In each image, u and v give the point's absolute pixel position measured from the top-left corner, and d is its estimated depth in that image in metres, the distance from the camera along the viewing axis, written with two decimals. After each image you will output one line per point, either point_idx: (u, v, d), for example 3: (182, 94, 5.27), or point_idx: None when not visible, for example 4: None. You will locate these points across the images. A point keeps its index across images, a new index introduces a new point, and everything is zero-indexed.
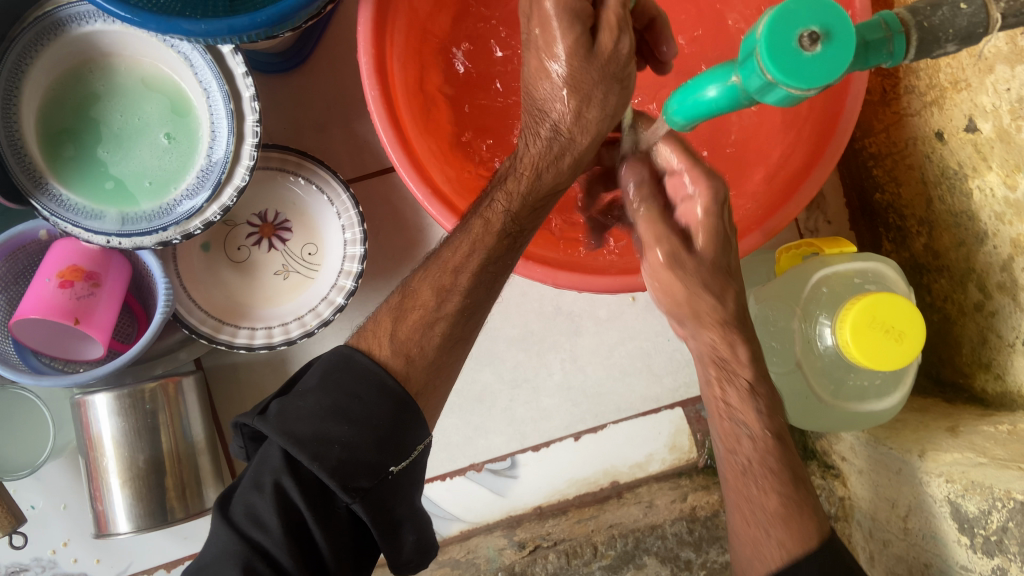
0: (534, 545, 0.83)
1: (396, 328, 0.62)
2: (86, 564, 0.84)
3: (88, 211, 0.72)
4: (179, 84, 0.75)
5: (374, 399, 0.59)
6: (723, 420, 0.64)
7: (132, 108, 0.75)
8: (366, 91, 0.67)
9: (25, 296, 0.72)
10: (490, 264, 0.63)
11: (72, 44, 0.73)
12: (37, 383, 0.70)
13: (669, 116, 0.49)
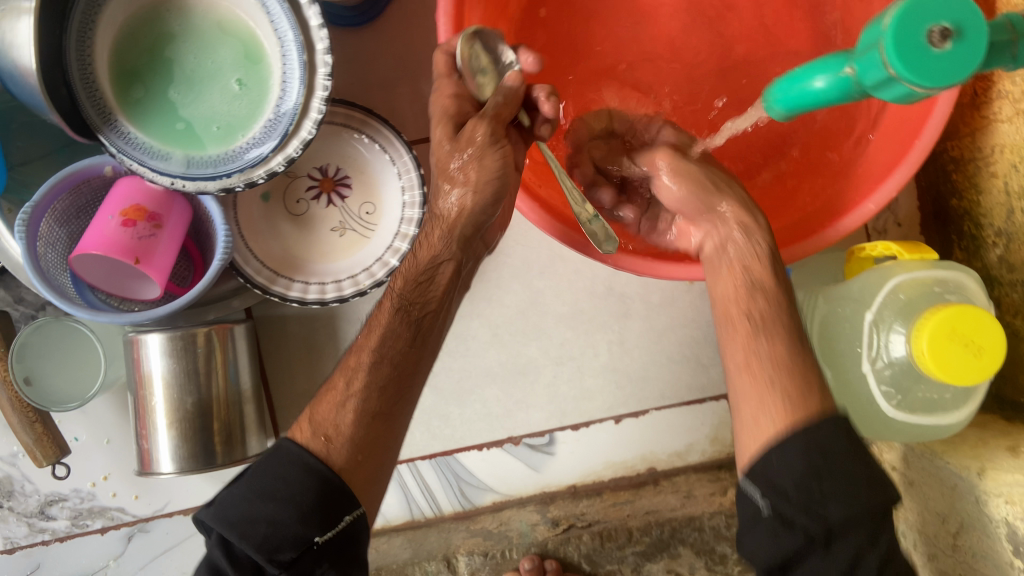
0: (568, 524, 0.91)
1: (314, 411, 0.66)
2: (125, 499, 0.86)
3: (155, 151, 0.72)
4: (253, 31, 0.74)
5: (296, 479, 0.60)
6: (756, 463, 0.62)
7: (204, 51, 0.74)
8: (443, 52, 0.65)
9: (88, 231, 0.72)
10: (394, 342, 0.67)
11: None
12: (94, 318, 0.70)
13: (770, 104, 0.47)
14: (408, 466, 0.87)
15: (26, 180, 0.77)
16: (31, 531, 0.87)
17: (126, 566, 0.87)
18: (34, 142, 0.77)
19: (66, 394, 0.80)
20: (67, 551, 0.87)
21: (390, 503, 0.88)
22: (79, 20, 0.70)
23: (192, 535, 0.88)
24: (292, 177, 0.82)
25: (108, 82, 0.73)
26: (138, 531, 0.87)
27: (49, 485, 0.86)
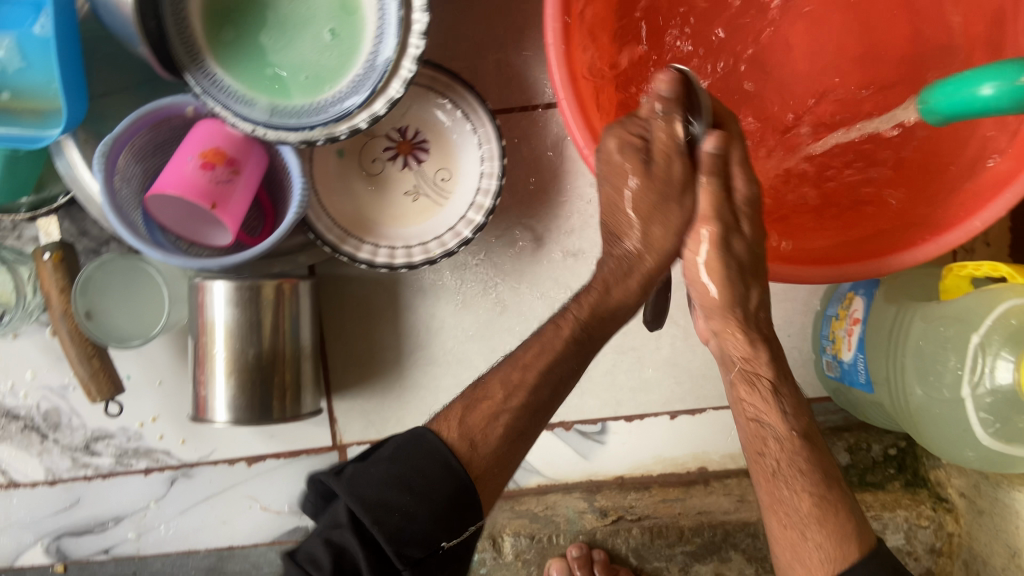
0: (616, 516, 0.86)
1: (466, 415, 0.61)
2: (171, 443, 0.86)
3: (241, 96, 0.70)
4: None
5: (436, 474, 0.57)
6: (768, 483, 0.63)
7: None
8: (548, 19, 0.61)
9: (166, 170, 0.70)
10: (559, 365, 0.63)
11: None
12: (167, 260, 0.69)
13: (927, 108, 0.51)
14: None
15: (106, 112, 0.76)
16: (75, 465, 0.86)
17: (166, 509, 0.87)
18: (116, 75, 0.76)
19: (129, 331, 0.79)
20: (108, 489, 0.87)
21: None
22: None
23: (233, 486, 0.87)
24: (370, 136, 0.80)
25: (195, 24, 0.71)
26: (181, 475, 0.87)
27: (99, 421, 0.86)
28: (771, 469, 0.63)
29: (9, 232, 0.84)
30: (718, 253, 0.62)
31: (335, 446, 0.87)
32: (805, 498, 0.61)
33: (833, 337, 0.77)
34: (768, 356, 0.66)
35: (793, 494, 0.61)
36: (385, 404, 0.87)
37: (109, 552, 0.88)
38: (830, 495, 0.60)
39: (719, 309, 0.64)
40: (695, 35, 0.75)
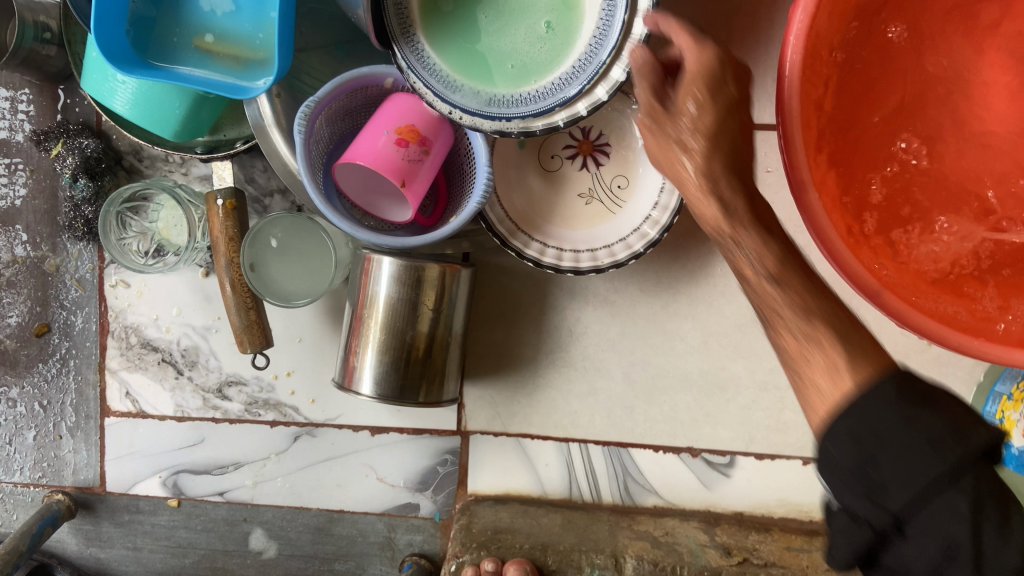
0: (743, 558, 0.78)
1: None
2: (301, 400, 0.87)
3: (445, 77, 0.69)
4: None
5: None
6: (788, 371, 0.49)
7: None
8: (789, 51, 0.58)
9: (360, 140, 0.70)
10: None
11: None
12: (350, 231, 0.69)
13: None
14: (579, 445, 0.86)
15: (300, 67, 0.77)
16: (205, 406, 0.88)
17: (285, 463, 0.88)
18: (316, 33, 0.77)
19: (291, 290, 0.80)
20: (233, 433, 0.88)
21: (552, 476, 0.87)
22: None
23: (353, 452, 0.88)
24: (554, 133, 0.78)
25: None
26: (306, 433, 0.88)
27: (234, 366, 0.87)
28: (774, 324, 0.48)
29: (177, 167, 0.85)
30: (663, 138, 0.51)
31: (459, 430, 0.87)
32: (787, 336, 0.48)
33: (1001, 416, 0.75)
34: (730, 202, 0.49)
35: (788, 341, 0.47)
36: (515, 398, 0.86)
37: (224, 495, 0.89)
38: (817, 318, 0.46)
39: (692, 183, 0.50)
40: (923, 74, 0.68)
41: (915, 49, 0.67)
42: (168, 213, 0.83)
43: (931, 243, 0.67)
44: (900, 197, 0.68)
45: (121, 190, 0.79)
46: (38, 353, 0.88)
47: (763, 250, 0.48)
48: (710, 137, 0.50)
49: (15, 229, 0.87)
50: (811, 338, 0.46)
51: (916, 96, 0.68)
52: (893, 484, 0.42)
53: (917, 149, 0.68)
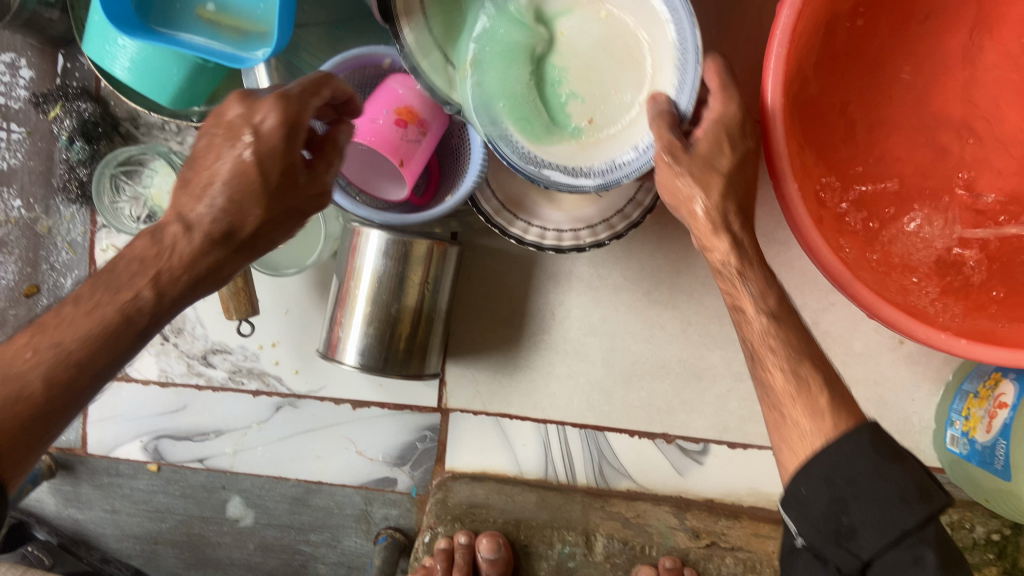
0: (710, 540, 0.81)
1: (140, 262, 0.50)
2: (284, 370, 0.88)
3: (533, 157, 0.59)
4: (659, 39, 0.58)
5: None
6: (768, 405, 0.58)
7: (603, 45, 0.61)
8: (774, 46, 0.60)
9: (359, 119, 0.71)
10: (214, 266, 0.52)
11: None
12: (350, 208, 0.70)
13: None
14: (557, 427, 0.88)
15: (299, 42, 0.78)
16: (189, 373, 0.88)
17: (266, 433, 0.89)
18: (317, 9, 0.78)
19: (284, 259, 0.84)
20: (216, 401, 0.89)
21: (529, 456, 0.88)
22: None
23: (334, 425, 0.89)
24: None
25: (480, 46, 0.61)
26: (288, 404, 0.89)
27: (219, 335, 0.87)
28: (759, 362, 0.59)
29: (172, 135, 0.86)
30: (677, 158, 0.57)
31: (440, 408, 0.88)
32: (777, 373, 0.58)
33: (966, 414, 0.77)
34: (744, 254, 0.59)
35: (775, 375, 0.58)
36: (496, 379, 0.87)
37: (204, 462, 0.90)
38: (807, 370, 0.57)
39: (709, 232, 0.59)
40: (898, 76, 0.70)
41: (889, 52, 0.69)
42: (162, 179, 0.83)
43: (891, 236, 0.69)
44: (865, 192, 0.70)
45: (118, 152, 0.82)
46: (27, 313, 0.90)
47: (765, 301, 0.59)
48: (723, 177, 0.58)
49: (10, 189, 0.88)
50: (799, 383, 0.57)
51: (889, 99, 0.70)
52: (864, 532, 0.50)
53: (886, 148, 0.70)
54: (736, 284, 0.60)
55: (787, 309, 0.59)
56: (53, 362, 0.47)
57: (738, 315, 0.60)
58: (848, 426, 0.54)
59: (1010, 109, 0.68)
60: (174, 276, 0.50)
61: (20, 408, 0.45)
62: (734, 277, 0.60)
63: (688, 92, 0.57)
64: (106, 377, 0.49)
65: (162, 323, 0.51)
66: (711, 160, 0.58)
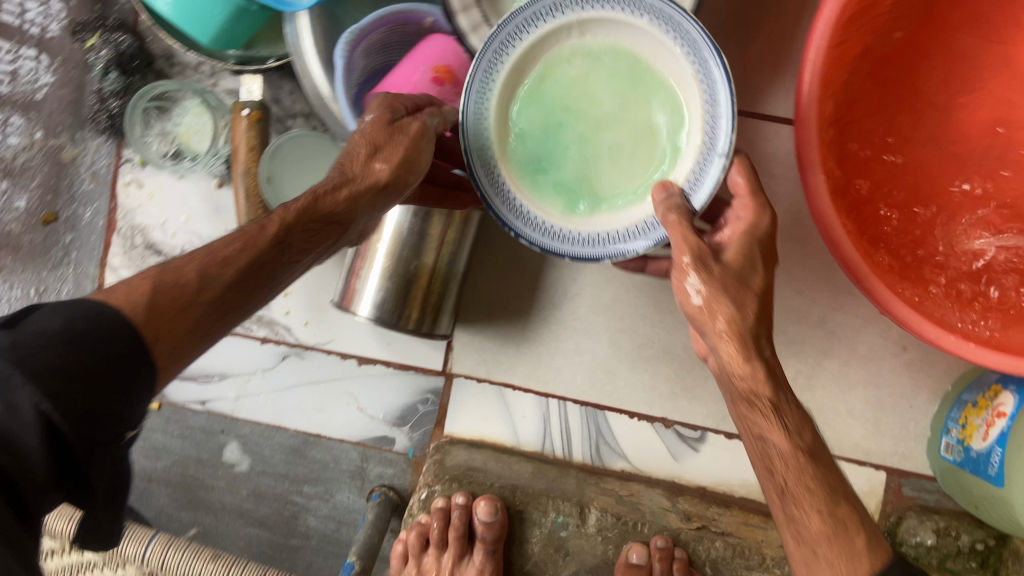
0: (701, 524, 0.83)
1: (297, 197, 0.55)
2: (294, 321, 0.89)
3: (520, 210, 0.61)
4: (694, 129, 0.58)
5: (92, 330, 0.43)
6: (793, 538, 0.57)
7: (637, 126, 0.61)
8: (817, 37, 0.63)
9: (398, 74, 0.74)
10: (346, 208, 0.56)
11: (624, 23, 0.57)
12: None
13: None
14: (558, 402, 0.88)
15: None
16: None
17: (270, 380, 0.90)
18: None
19: None
20: (226, 344, 0.90)
21: (528, 428, 0.89)
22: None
23: (339, 379, 0.90)
24: None
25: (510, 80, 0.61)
26: (294, 354, 0.90)
27: None
28: (782, 495, 0.57)
29: (206, 77, 0.86)
30: (700, 272, 0.56)
31: (444, 371, 0.89)
32: (812, 517, 0.56)
33: (963, 422, 0.78)
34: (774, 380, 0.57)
35: (800, 513, 0.57)
36: (503, 349, 0.88)
37: (206, 404, 0.91)
38: (842, 511, 0.56)
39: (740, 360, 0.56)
40: (907, 87, 0.75)
41: (903, 64, 0.75)
42: (193, 119, 0.84)
43: (891, 234, 0.74)
44: (868, 191, 0.75)
45: (153, 87, 0.82)
46: (43, 241, 0.89)
47: (794, 440, 0.57)
48: (754, 295, 0.57)
49: (39, 115, 0.88)
50: (828, 521, 0.56)
51: (897, 108, 0.76)
52: None
53: (887, 154, 0.76)
54: (764, 418, 0.57)
55: (820, 445, 0.58)
56: (208, 263, 0.50)
57: (764, 456, 0.58)
58: (884, 557, 0.55)
59: (1001, 127, 0.75)
60: (310, 204, 0.55)
61: (178, 291, 0.48)
62: (765, 406, 0.57)
63: (703, 188, 0.57)
64: (255, 292, 0.52)
65: (295, 249, 0.54)
66: (744, 277, 0.57)
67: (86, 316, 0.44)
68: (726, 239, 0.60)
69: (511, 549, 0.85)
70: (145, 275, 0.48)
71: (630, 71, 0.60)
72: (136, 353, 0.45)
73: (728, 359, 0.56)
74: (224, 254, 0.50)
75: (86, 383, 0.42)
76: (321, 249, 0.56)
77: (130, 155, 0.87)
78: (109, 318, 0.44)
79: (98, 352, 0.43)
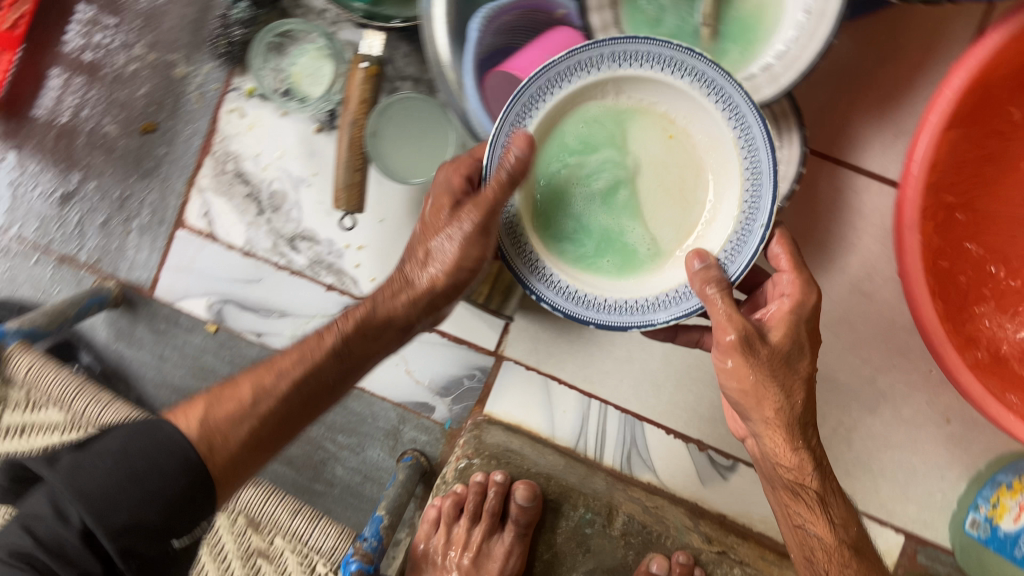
0: (723, 548, 0.84)
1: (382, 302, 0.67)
2: (361, 275, 0.90)
3: (549, 276, 0.62)
4: (733, 191, 0.61)
5: (168, 466, 0.54)
6: None
7: (674, 191, 0.64)
8: (942, 102, 0.65)
9: (523, 57, 0.75)
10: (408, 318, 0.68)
11: (663, 84, 0.59)
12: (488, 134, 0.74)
13: None
14: (600, 405, 0.89)
15: None
16: (274, 249, 0.90)
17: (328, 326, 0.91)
18: None
19: (397, 166, 0.83)
20: (293, 284, 0.91)
21: (565, 424, 0.90)
22: (578, 56, 0.58)
23: None
24: None
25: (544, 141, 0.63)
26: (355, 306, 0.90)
27: (313, 222, 0.90)
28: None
29: (327, 23, 0.87)
30: (741, 355, 0.61)
31: (496, 352, 0.91)
32: None
33: (994, 501, 0.81)
34: (815, 469, 0.65)
35: None
36: (557, 342, 0.90)
37: (261, 336, 0.92)
38: None
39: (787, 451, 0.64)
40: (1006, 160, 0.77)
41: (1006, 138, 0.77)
42: (308, 62, 0.87)
43: (960, 299, 0.78)
44: (949, 252, 0.78)
45: (279, 24, 0.85)
46: (138, 148, 0.92)
47: (832, 534, 0.66)
48: (795, 381, 0.63)
49: (158, 30, 0.90)
50: None
51: (993, 178, 0.78)
52: None
53: (974, 219, 0.79)
54: (808, 508, 0.66)
55: (861, 538, 0.67)
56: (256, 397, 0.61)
57: (805, 542, 0.67)
58: None
59: None
60: (374, 316, 0.67)
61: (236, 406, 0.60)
62: (807, 496, 0.66)
63: (736, 263, 0.60)
64: (318, 396, 0.65)
65: (338, 389, 0.67)
66: (788, 362, 0.63)
67: (150, 435, 0.56)
68: (772, 315, 0.64)
69: (538, 536, 0.87)
70: (205, 397, 0.61)
71: (659, 133, 0.63)
72: (188, 471, 0.55)
73: (773, 447, 0.64)
74: (287, 374, 0.63)
75: (168, 509, 0.54)
76: (380, 351, 0.69)
77: (237, 84, 0.89)
78: (165, 441, 0.55)
79: (153, 464, 0.54)
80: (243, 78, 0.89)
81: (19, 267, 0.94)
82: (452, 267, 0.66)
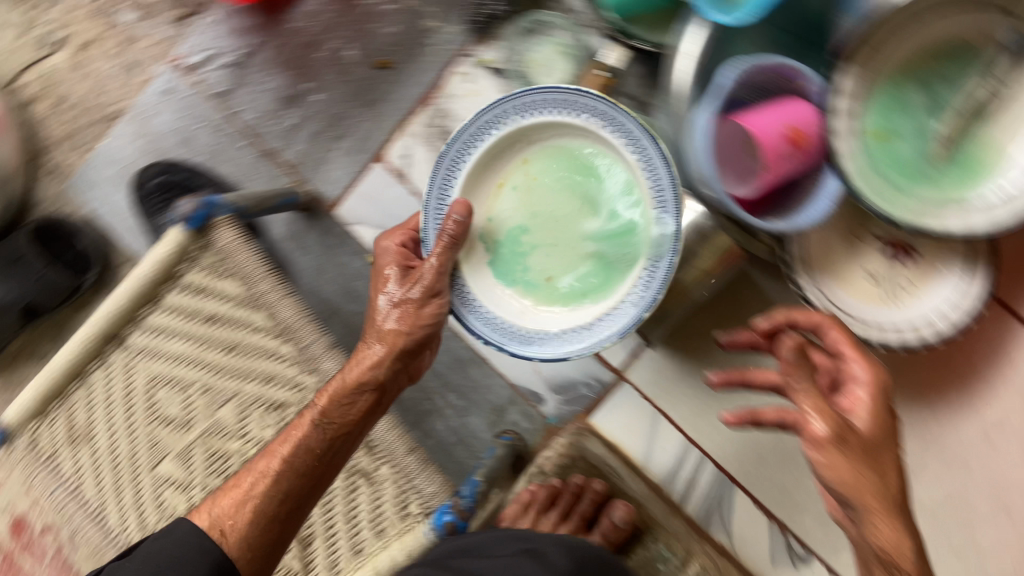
0: None
1: (346, 376, 0.72)
2: None
3: (497, 324, 0.71)
4: (645, 212, 0.70)
5: (192, 558, 0.65)
6: None
7: (571, 210, 0.72)
8: None
9: (760, 116, 0.76)
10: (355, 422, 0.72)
11: (570, 124, 0.69)
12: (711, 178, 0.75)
13: None
14: (698, 454, 0.92)
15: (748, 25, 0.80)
16: None
17: None
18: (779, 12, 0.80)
19: None
20: None
21: (662, 461, 0.93)
22: (484, 116, 0.69)
23: None
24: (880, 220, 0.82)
25: (487, 198, 0.73)
26: None
27: None
28: None
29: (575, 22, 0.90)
30: (836, 440, 0.62)
31: (618, 372, 0.94)
32: None
33: None
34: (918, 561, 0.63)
35: None
36: (682, 386, 0.92)
37: None
38: None
39: (895, 544, 0.63)
40: None
41: None
42: (547, 52, 0.91)
43: None
44: None
45: (537, 13, 0.91)
46: (369, 79, 0.97)
47: None
48: (888, 470, 0.64)
49: None
50: None
51: None
52: None
53: None
54: None
55: None
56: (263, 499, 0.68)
57: None
58: None
59: None
60: (340, 403, 0.72)
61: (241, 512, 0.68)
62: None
63: (661, 276, 0.68)
64: (305, 482, 0.70)
65: (336, 454, 0.72)
66: (876, 451, 0.64)
67: (166, 543, 0.66)
68: (859, 404, 0.66)
69: None
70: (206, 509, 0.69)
71: (581, 167, 0.72)
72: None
73: (880, 533, 0.62)
74: (268, 471, 0.69)
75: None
76: (364, 419, 0.73)
77: (474, 52, 0.94)
78: (183, 540, 0.65)
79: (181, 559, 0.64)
80: (481, 48, 0.94)
81: (224, 147, 1.01)
82: (399, 333, 0.70)
